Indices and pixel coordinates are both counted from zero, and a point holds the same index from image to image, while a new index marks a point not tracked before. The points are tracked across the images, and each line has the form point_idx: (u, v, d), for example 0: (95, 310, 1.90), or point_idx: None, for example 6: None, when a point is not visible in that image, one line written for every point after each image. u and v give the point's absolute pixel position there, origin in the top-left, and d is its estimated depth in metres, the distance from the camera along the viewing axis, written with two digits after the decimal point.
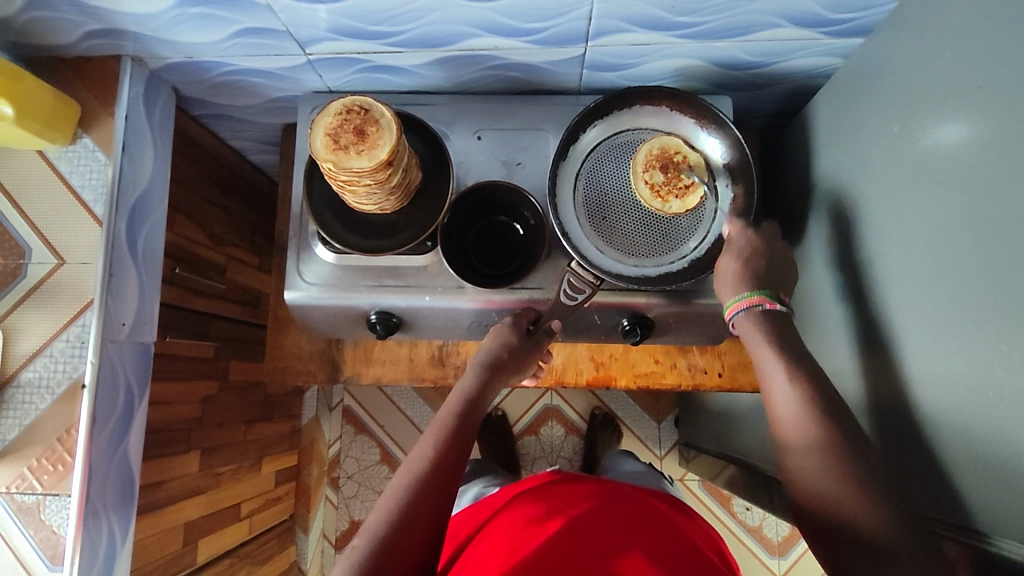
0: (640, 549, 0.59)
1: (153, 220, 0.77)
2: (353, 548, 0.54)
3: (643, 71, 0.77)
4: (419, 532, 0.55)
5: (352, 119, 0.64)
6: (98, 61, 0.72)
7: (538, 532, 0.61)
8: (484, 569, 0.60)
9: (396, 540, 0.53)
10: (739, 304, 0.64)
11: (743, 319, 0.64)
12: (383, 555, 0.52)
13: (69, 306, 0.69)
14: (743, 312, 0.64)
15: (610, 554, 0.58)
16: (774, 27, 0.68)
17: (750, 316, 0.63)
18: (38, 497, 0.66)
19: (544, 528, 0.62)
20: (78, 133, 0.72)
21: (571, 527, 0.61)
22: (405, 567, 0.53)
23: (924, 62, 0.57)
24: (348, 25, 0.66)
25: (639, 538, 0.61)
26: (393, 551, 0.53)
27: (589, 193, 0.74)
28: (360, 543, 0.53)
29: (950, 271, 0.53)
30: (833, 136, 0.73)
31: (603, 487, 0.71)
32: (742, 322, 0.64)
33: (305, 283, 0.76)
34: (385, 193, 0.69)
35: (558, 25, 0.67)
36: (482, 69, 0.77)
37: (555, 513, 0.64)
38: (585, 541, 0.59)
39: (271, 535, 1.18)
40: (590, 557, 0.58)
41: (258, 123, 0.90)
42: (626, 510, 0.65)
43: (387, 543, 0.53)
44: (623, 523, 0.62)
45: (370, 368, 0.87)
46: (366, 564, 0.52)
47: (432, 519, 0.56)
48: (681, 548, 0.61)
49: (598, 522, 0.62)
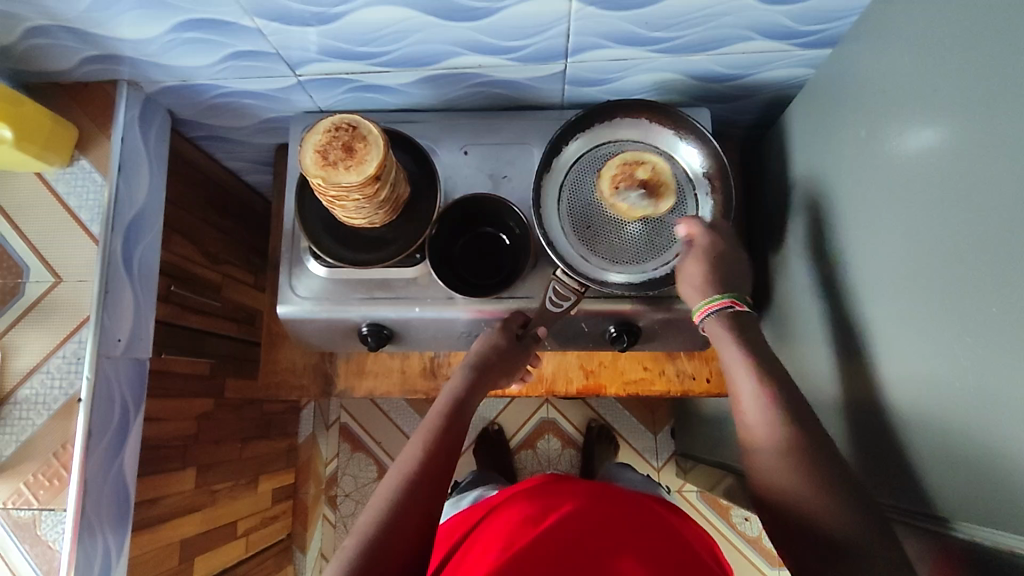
0: (630, 547, 0.59)
1: (149, 238, 0.79)
2: (344, 550, 0.54)
3: (623, 85, 0.80)
4: (408, 534, 0.56)
5: (341, 136, 0.67)
6: (95, 86, 0.75)
7: (529, 530, 0.62)
8: (475, 568, 0.60)
9: (385, 543, 0.54)
10: (711, 307, 0.65)
11: (712, 321, 0.65)
12: (373, 557, 0.53)
13: (66, 322, 0.70)
14: (714, 313, 0.65)
15: (600, 548, 0.59)
16: (746, 40, 0.70)
17: (720, 319, 0.64)
18: (35, 512, 0.67)
19: (535, 526, 0.62)
20: (76, 155, 0.74)
21: (561, 527, 0.62)
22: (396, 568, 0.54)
23: (887, 69, 0.60)
24: (336, 47, 0.69)
25: (627, 534, 0.61)
26: (384, 553, 0.54)
27: (573, 203, 0.76)
28: (351, 545, 0.54)
29: (918, 267, 0.54)
30: (807, 144, 0.75)
31: (594, 487, 0.72)
32: (711, 324, 0.65)
33: (298, 296, 0.78)
34: (374, 208, 0.71)
35: (539, 42, 0.69)
36: (467, 86, 0.79)
37: (546, 512, 0.65)
38: (575, 536, 0.60)
39: (269, 554, 1.18)
40: (580, 552, 0.58)
41: (252, 144, 0.93)
42: (615, 509, 0.65)
43: (378, 543, 0.54)
44: (613, 520, 0.63)
45: (363, 381, 0.87)
46: (356, 565, 0.52)
47: (421, 521, 0.57)
48: (670, 547, 0.61)
49: (588, 522, 0.62)
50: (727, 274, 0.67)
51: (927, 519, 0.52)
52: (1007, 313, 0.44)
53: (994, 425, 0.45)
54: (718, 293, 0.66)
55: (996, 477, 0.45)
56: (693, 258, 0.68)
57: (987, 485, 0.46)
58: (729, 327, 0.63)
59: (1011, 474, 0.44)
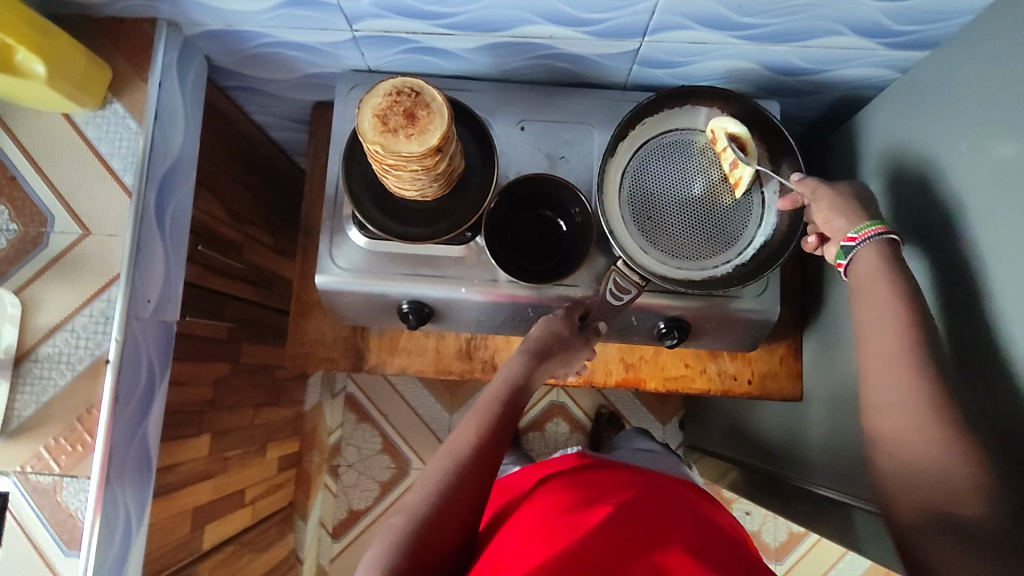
0: (683, 541, 0.56)
1: (182, 192, 0.74)
2: (392, 527, 0.53)
3: (694, 70, 0.76)
4: (456, 516, 0.54)
5: (402, 101, 0.63)
6: (132, 23, 0.69)
7: (580, 522, 0.58)
8: (519, 555, 0.56)
9: (432, 524, 0.52)
10: (871, 231, 0.58)
11: (865, 250, 0.58)
12: (419, 539, 0.52)
13: (94, 279, 0.66)
14: (872, 240, 0.58)
15: (654, 543, 0.55)
16: (835, 34, 0.67)
17: (873, 247, 0.57)
18: (56, 478, 0.63)
19: (584, 517, 0.58)
20: (108, 98, 0.69)
21: (613, 516, 0.58)
22: (440, 550, 0.53)
23: (991, 77, 0.57)
24: (402, 3, 0.64)
25: (683, 528, 0.58)
26: (430, 535, 0.52)
27: (636, 190, 0.73)
28: (398, 524, 0.53)
29: (1006, 289, 0.52)
30: (883, 148, 0.72)
31: (640, 477, 0.69)
32: (870, 249, 0.58)
33: (337, 267, 0.74)
34: (430, 180, 0.67)
35: (619, 17, 0.65)
36: (532, 57, 0.74)
37: (596, 504, 0.61)
38: (632, 532, 0.57)
39: (272, 522, 1.16)
40: (634, 547, 0.55)
41: (288, 99, 0.87)
42: (668, 504, 0.62)
43: (426, 527, 0.52)
44: (669, 515, 0.60)
45: (395, 358, 0.84)
46: (404, 547, 0.51)
47: (469, 504, 0.55)
48: (723, 543, 0.59)
49: (641, 513, 0.59)
50: None
51: None
52: None
53: None
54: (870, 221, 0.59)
55: None
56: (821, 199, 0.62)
57: None
58: (882, 259, 0.57)
59: None
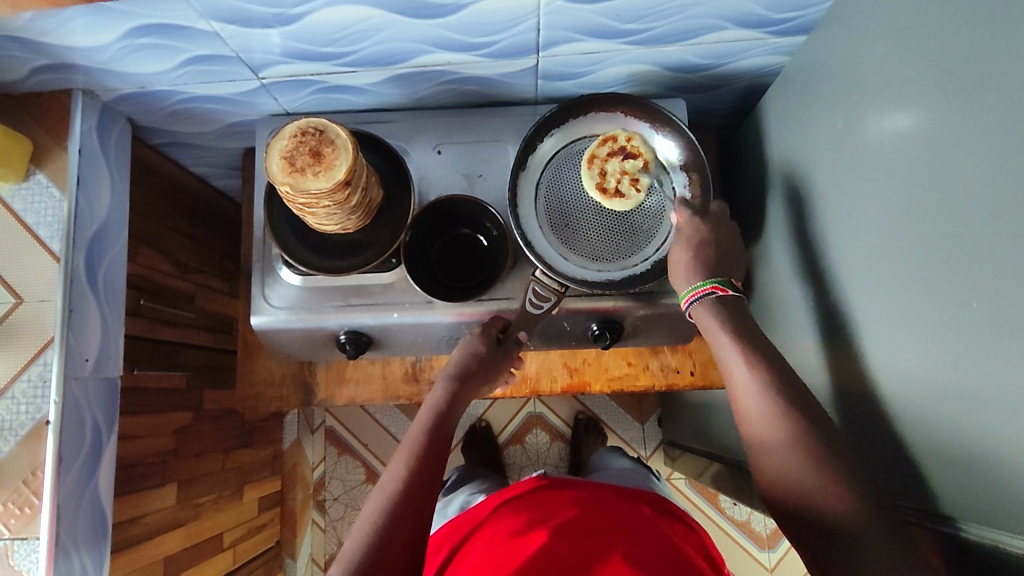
0: (620, 549, 0.59)
1: (113, 253, 0.77)
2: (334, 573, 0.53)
3: (596, 78, 0.78)
4: (395, 553, 0.54)
5: (307, 140, 0.63)
6: (48, 96, 0.71)
7: (520, 543, 0.61)
8: None
9: (375, 561, 0.53)
10: (694, 295, 0.64)
11: (698, 308, 0.64)
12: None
13: (29, 345, 0.68)
14: (699, 300, 0.64)
15: (591, 554, 0.58)
16: (719, 29, 0.68)
17: (704, 306, 0.63)
18: (7, 542, 0.66)
19: (524, 539, 0.62)
20: (31, 169, 0.71)
21: (552, 535, 0.61)
22: None
23: (858, 53, 0.58)
24: (300, 48, 0.66)
25: (618, 537, 0.61)
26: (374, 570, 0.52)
27: (550, 200, 0.75)
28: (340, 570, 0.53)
29: (891, 254, 0.53)
30: (784, 132, 0.74)
31: (586, 494, 0.71)
32: (698, 311, 0.64)
33: (272, 306, 0.76)
34: (346, 213, 0.69)
35: (507, 38, 0.67)
36: (438, 84, 0.77)
37: (537, 523, 0.64)
38: (570, 545, 0.60)
39: (257, 563, 1.16)
40: (571, 559, 0.58)
41: (219, 148, 0.90)
42: (608, 514, 0.65)
43: (370, 563, 0.53)
44: (608, 525, 0.63)
45: (344, 389, 0.86)
46: None
47: (409, 537, 0.56)
48: (661, 551, 0.60)
49: (580, 529, 0.62)
50: (691, 260, 0.66)
51: (918, 512, 0.52)
52: (987, 310, 0.42)
53: (973, 422, 0.44)
54: (701, 281, 0.64)
55: (984, 475, 0.44)
56: (676, 246, 0.68)
57: (972, 481, 0.45)
58: (713, 314, 0.62)
59: (994, 471, 0.43)
